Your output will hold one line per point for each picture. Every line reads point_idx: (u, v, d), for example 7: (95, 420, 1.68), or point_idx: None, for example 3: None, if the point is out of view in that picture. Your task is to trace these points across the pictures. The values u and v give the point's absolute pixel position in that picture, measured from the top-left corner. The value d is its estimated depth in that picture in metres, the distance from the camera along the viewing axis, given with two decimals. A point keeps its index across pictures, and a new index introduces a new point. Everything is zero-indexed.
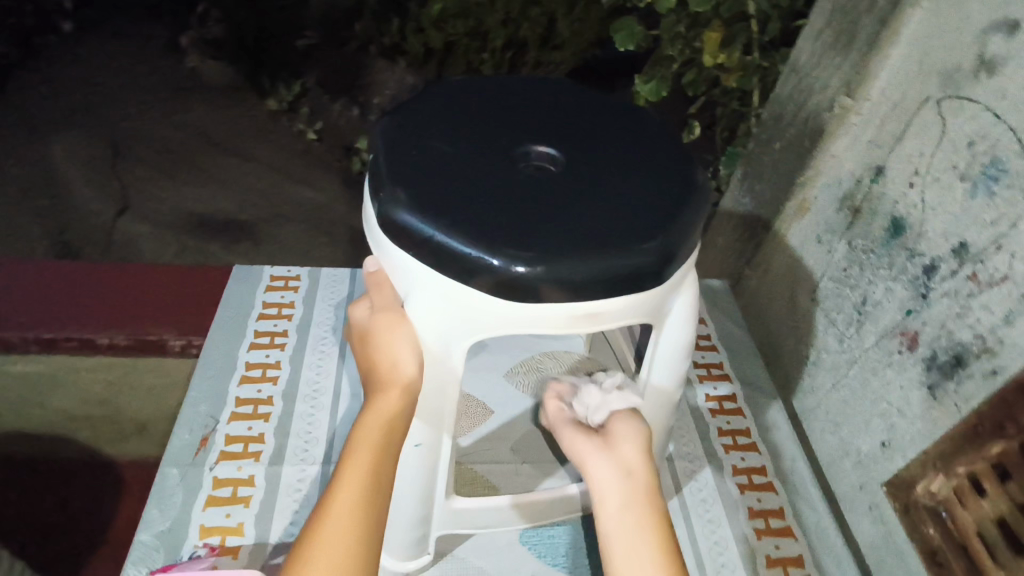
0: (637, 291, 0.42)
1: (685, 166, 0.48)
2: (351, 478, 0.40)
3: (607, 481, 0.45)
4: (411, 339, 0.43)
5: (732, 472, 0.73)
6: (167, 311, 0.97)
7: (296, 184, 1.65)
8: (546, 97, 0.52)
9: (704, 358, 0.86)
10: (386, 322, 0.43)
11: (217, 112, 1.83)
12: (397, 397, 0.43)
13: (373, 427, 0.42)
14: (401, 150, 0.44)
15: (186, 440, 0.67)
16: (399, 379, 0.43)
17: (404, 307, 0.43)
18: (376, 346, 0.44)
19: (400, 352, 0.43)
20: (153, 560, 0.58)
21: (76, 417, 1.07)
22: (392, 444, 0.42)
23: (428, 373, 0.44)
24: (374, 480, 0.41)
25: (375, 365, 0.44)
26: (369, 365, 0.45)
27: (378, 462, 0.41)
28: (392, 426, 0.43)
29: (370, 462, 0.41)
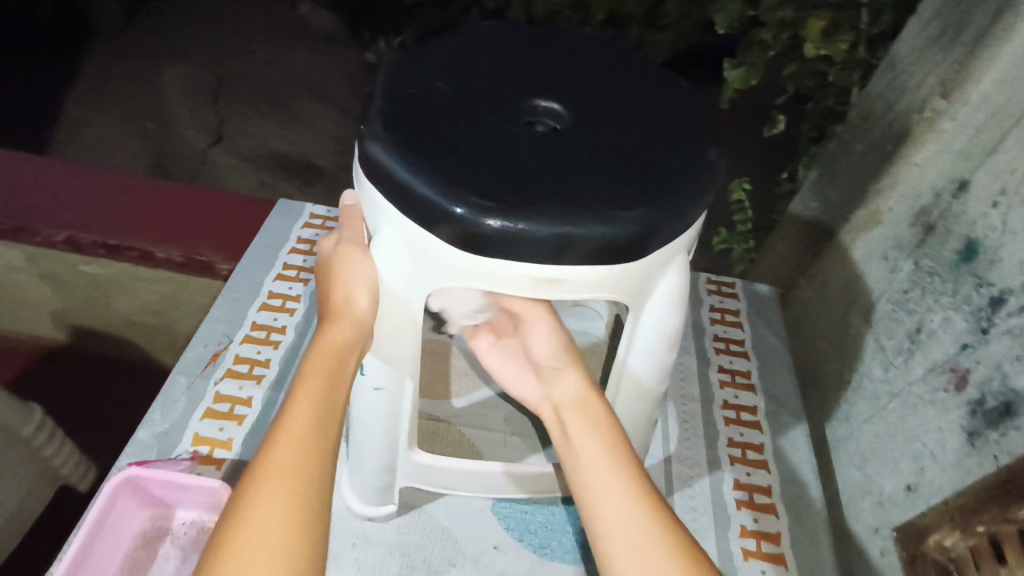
0: (612, 266, 0.39)
1: (701, 142, 0.43)
2: (302, 399, 0.40)
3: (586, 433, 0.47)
4: (371, 276, 0.43)
5: (732, 486, 0.68)
6: (219, 236, 1.01)
7: None
8: (571, 58, 0.49)
9: (730, 364, 0.80)
10: (347, 256, 0.44)
11: (300, 53, 1.76)
12: (348, 326, 0.43)
13: (324, 355, 0.42)
14: (395, 86, 0.43)
15: (199, 353, 0.71)
16: (349, 312, 0.43)
17: (370, 245, 0.43)
18: (334, 278, 0.44)
19: (355, 285, 0.43)
20: (146, 455, 0.62)
21: (136, 322, 1.16)
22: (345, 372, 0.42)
23: (388, 314, 0.43)
24: (324, 406, 0.40)
25: (331, 300, 0.44)
26: (327, 300, 0.45)
27: (333, 386, 0.41)
28: (342, 354, 0.42)
29: (321, 386, 0.41)
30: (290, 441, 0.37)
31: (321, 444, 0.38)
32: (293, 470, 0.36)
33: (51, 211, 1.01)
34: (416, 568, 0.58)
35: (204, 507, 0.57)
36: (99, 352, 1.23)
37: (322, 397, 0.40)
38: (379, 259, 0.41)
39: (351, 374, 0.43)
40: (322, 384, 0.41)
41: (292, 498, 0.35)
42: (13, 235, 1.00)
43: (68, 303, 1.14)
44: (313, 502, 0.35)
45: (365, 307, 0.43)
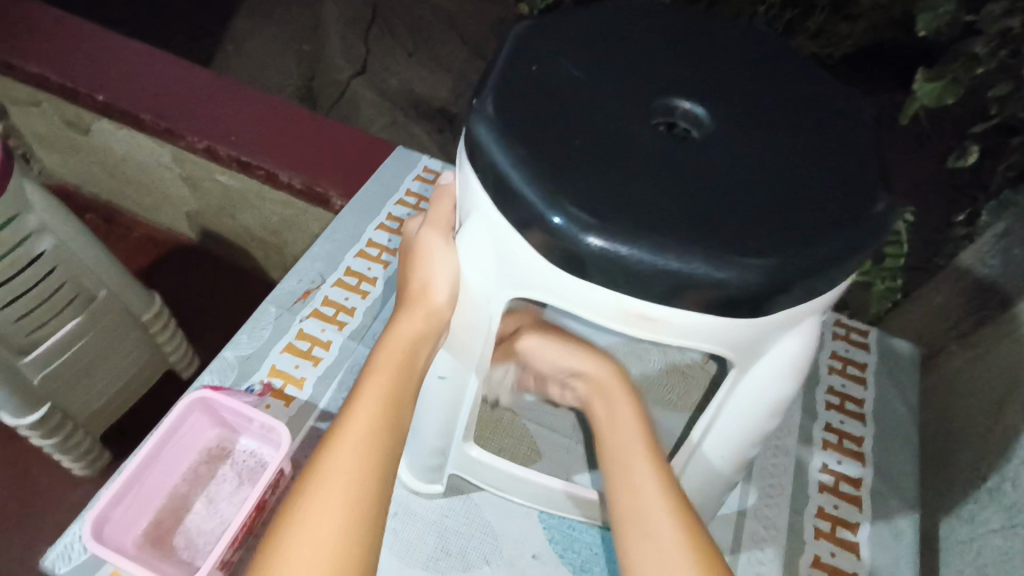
0: (723, 317, 0.33)
1: (869, 185, 0.35)
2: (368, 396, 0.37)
3: (621, 421, 0.45)
4: (452, 267, 0.39)
5: (809, 563, 0.60)
6: (340, 171, 1.03)
7: None
8: (733, 55, 0.42)
9: (841, 424, 0.70)
10: (427, 243, 0.41)
11: None
12: (422, 319, 0.40)
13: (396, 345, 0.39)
14: (519, 59, 0.38)
15: (293, 287, 0.72)
16: (426, 300, 0.40)
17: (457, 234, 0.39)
18: (415, 262, 0.41)
19: (437, 274, 0.40)
20: (226, 376, 0.64)
21: (256, 236, 1.22)
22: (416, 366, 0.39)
23: (460, 309, 0.40)
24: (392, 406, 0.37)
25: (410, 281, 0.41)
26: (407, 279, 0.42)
27: (401, 384, 0.38)
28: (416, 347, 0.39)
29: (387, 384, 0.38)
30: (351, 446, 0.35)
31: (381, 451, 0.35)
32: (352, 476, 0.34)
33: (198, 119, 1.07)
34: (450, 555, 0.56)
35: (266, 441, 0.58)
36: (222, 255, 1.32)
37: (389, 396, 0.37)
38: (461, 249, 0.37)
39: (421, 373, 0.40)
40: (391, 380, 0.38)
41: (345, 508, 0.33)
42: (163, 136, 1.08)
43: (202, 206, 1.22)
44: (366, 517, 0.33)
45: (443, 300, 0.40)
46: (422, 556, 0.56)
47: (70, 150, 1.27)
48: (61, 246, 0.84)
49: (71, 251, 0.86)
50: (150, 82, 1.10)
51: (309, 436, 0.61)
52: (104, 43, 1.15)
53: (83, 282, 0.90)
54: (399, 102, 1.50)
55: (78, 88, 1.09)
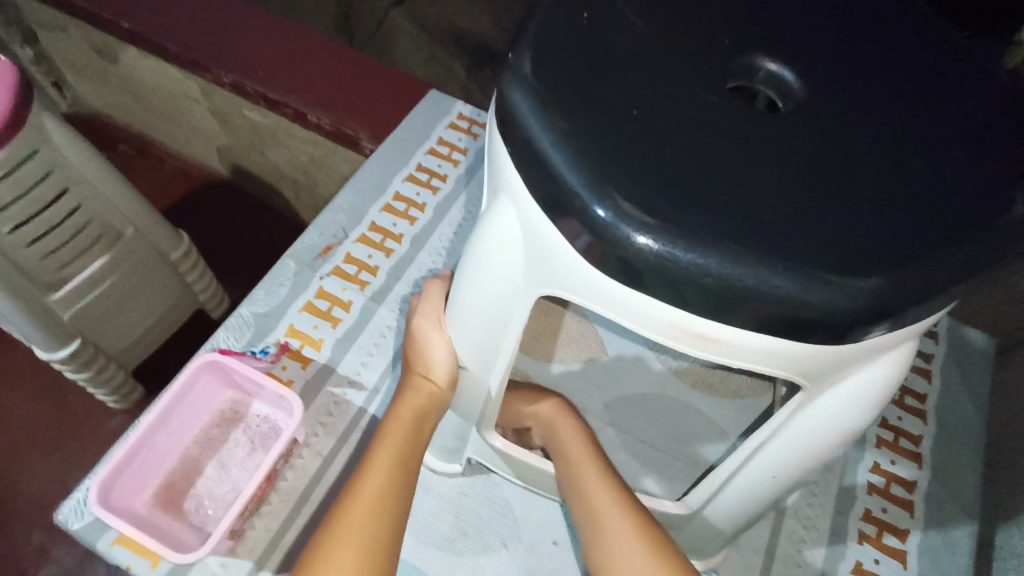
0: (796, 340, 0.27)
1: (1002, 182, 0.28)
2: (380, 459, 0.40)
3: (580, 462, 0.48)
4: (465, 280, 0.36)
5: (851, 569, 0.56)
6: (372, 111, 0.97)
7: None
8: (836, 8, 0.34)
9: (898, 420, 0.64)
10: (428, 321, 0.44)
11: None
12: (426, 395, 0.44)
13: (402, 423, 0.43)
14: (569, 3, 0.31)
15: (313, 241, 0.68)
16: (433, 378, 0.44)
17: (471, 241, 0.35)
18: (415, 341, 0.45)
19: (436, 360, 0.43)
20: (242, 334, 0.61)
21: (286, 176, 1.18)
22: (421, 433, 0.43)
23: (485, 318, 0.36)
24: (400, 469, 0.40)
25: (416, 355, 0.45)
26: (411, 350, 0.46)
27: (409, 449, 0.41)
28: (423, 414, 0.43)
29: (396, 450, 0.41)
30: (366, 501, 0.37)
31: (394, 507, 0.38)
32: (366, 531, 0.36)
33: (224, 50, 1.01)
34: (466, 536, 0.54)
35: (280, 407, 0.55)
36: (253, 194, 1.29)
37: (398, 460, 0.40)
38: (459, 302, 0.38)
39: (426, 439, 0.43)
40: (402, 450, 0.41)
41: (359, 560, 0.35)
42: (190, 68, 1.03)
43: (232, 142, 1.18)
44: (387, 546, 0.37)
45: (444, 382, 0.44)
46: (437, 535, 0.54)
47: (101, 78, 1.23)
48: (84, 183, 0.81)
49: (96, 189, 0.83)
50: (177, 9, 1.05)
51: (326, 401, 0.59)
52: None
53: (109, 220, 0.87)
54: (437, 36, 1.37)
55: (103, 14, 1.04)
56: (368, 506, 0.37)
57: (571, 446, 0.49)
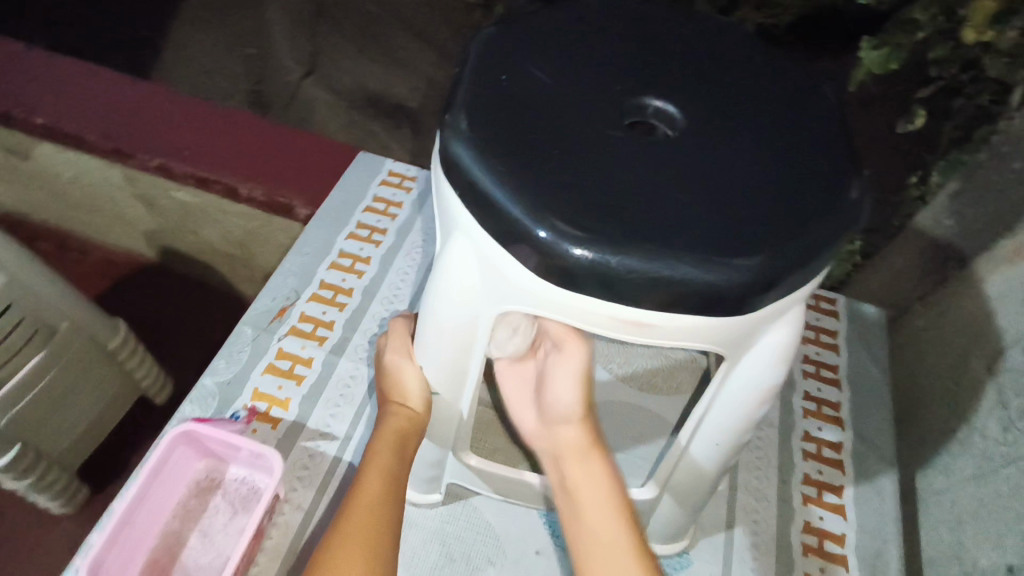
0: (712, 315, 0.34)
1: (841, 174, 0.36)
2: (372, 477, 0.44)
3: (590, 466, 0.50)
4: (428, 309, 0.41)
5: (801, 529, 0.62)
6: (303, 179, 1.01)
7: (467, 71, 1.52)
8: (704, 53, 0.42)
9: (818, 392, 0.73)
10: (399, 355, 0.48)
11: None
12: (404, 419, 0.47)
13: (385, 450, 0.46)
14: (489, 69, 0.38)
15: (266, 305, 0.70)
16: (409, 405, 0.47)
17: (430, 273, 0.40)
18: (389, 375, 0.49)
19: (410, 388, 0.47)
20: (208, 404, 0.63)
21: (220, 251, 1.18)
22: (406, 451, 0.46)
23: (450, 340, 0.41)
24: (390, 482, 0.44)
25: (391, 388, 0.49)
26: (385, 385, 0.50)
27: (395, 466, 0.45)
28: (405, 433, 0.47)
29: (384, 467, 0.45)
30: (362, 511, 0.42)
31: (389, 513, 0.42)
32: (361, 546, 0.40)
33: (147, 136, 1.03)
34: (455, 560, 0.57)
35: (256, 467, 0.57)
36: (185, 274, 1.27)
37: (387, 476, 0.44)
38: (425, 329, 0.42)
39: (410, 459, 0.47)
40: (389, 472, 0.44)
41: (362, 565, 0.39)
42: (112, 157, 1.03)
43: (160, 224, 1.18)
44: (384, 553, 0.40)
45: (421, 406, 0.47)
46: (426, 564, 0.56)
47: (12, 177, 1.20)
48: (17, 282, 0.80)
49: (28, 286, 0.82)
50: (94, 102, 1.06)
51: (300, 455, 0.61)
52: (37, 62, 1.10)
53: (43, 316, 0.85)
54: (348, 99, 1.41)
55: (15, 113, 1.04)
56: (360, 525, 0.41)
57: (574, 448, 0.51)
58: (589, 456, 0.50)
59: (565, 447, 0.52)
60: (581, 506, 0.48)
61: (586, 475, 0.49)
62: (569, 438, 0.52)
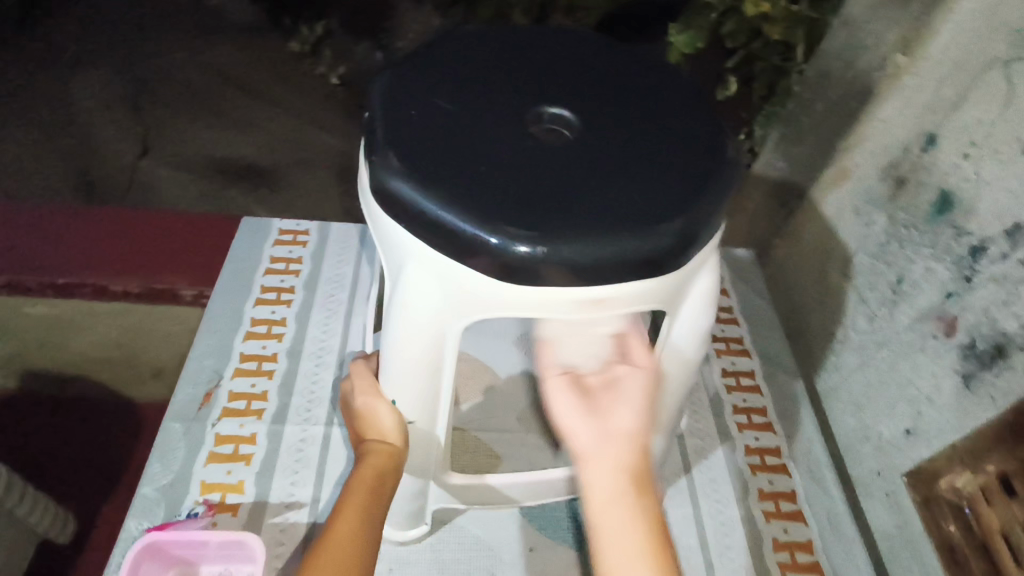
0: (651, 277, 0.39)
1: (714, 137, 0.43)
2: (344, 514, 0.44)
3: (623, 503, 0.40)
4: (392, 342, 0.42)
5: (744, 452, 0.71)
6: (180, 261, 0.95)
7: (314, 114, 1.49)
8: (575, 58, 0.48)
9: (723, 332, 0.83)
10: (369, 396, 0.49)
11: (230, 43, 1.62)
12: (382, 455, 0.47)
13: (363, 485, 0.46)
14: (398, 107, 0.41)
15: (189, 395, 0.67)
16: (386, 442, 0.48)
17: (387, 306, 0.42)
18: (364, 418, 0.50)
19: (386, 426, 0.48)
20: (155, 513, 0.59)
21: (96, 358, 1.08)
22: (385, 486, 0.47)
23: (420, 366, 0.42)
24: (367, 516, 0.44)
25: (367, 428, 0.49)
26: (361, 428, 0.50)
27: (374, 501, 0.45)
28: (384, 468, 0.47)
29: (361, 504, 0.45)
30: (336, 548, 0.41)
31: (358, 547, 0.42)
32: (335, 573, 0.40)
33: None
34: None
35: (231, 559, 0.54)
36: (53, 396, 1.13)
37: (363, 511, 0.44)
38: (390, 362, 0.43)
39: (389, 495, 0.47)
40: (364, 507, 0.45)
41: None
42: None
43: (15, 347, 1.05)
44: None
45: (398, 441, 0.48)
46: None
47: None
48: None
49: None
50: None
51: (273, 534, 0.59)
52: None
53: None
54: (195, 167, 1.34)
55: None
56: (334, 557, 0.41)
57: (613, 488, 0.40)
58: (623, 497, 0.40)
59: (594, 487, 0.41)
60: (605, 542, 0.40)
61: (623, 517, 0.40)
62: (601, 473, 0.41)
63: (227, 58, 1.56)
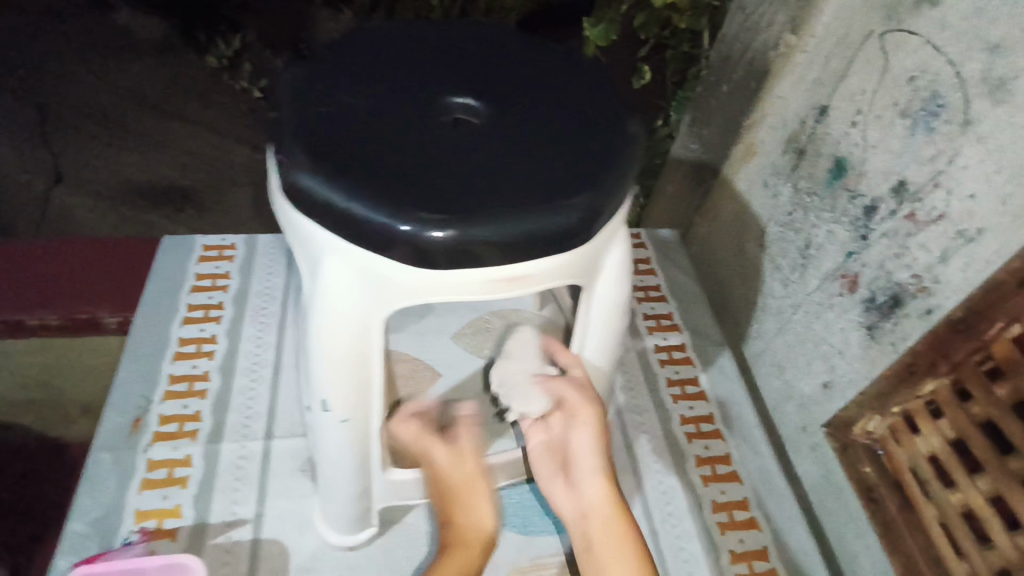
0: (562, 252, 0.40)
1: (614, 115, 0.45)
2: None
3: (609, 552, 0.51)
4: (313, 341, 0.42)
5: (680, 422, 0.74)
6: (102, 287, 0.91)
7: (236, 129, 1.46)
8: (479, 46, 0.49)
9: (653, 310, 0.86)
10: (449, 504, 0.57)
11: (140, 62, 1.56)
12: (460, 552, 0.54)
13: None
14: (303, 106, 0.41)
15: (116, 423, 0.65)
16: (469, 538, 0.55)
17: (307, 304, 0.42)
18: (445, 511, 0.56)
19: (465, 524, 0.55)
20: (87, 547, 0.57)
21: (18, 399, 1.02)
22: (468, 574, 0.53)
23: (345, 362, 0.42)
24: None
25: (446, 522, 0.56)
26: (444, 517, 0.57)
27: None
28: (464, 567, 0.53)
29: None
30: None
31: None
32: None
33: None
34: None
35: None
36: None
37: None
38: (314, 363, 0.43)
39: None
40: None
41: None
42: None
43: None
44: None
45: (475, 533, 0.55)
46: None
47: None
48: None
49: None
50: None
51: (216, 554, 0.57)
52: None
53: None
54: (113, 192, 1.28)
55: None
56: None
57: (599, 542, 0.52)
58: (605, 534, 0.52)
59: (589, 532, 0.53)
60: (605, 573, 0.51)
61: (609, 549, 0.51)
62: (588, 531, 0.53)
63: (138, 78, 1.51)
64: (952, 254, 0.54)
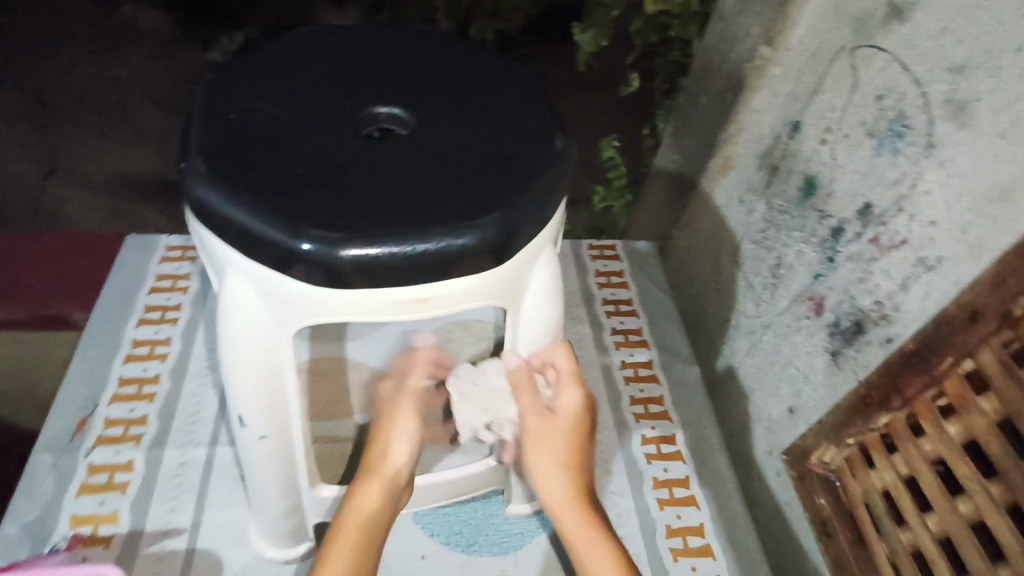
0: (479, 273, 0.38)
1: (548, 130, 0.43)
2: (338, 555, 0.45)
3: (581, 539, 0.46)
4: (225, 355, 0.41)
5: (640, 442, 0.72)
6: (67, 282, 0.87)
7: None
8: (420, 54, 0.48)
9: (622, 325, 0.84)
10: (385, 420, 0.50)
11: None
12: (381, 487, 0.48)
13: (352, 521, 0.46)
14: (219, 114, 0.40)
15: (60, 425, 0.64)
16: (386, 471, 0.48)
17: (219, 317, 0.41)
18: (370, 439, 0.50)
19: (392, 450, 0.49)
20: (17, 551, 0.56)
21: None
22: (381, 520, 0.47)
23: (258, 377, 0.41)
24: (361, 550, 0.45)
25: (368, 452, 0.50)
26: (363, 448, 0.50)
27: (366, 542, 0.46)
28: (374, 516, 0.47)
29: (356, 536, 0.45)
30: None
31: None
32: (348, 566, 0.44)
33: None
34: None
35: None
36: None
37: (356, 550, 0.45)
38: (229, 378, 0.42)
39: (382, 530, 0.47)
40: (356, 544, 0.45)
41: None
42: None
43: None
44: None
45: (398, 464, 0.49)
46: None
47: None
48: None
49: None
50: None
51: (148, 564, 0.56)
52: None
53: None
54: None
55: None
56: None
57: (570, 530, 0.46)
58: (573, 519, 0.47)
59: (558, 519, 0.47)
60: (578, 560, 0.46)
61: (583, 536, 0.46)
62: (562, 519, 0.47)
63: None
64: (913, 282, 0.52)
